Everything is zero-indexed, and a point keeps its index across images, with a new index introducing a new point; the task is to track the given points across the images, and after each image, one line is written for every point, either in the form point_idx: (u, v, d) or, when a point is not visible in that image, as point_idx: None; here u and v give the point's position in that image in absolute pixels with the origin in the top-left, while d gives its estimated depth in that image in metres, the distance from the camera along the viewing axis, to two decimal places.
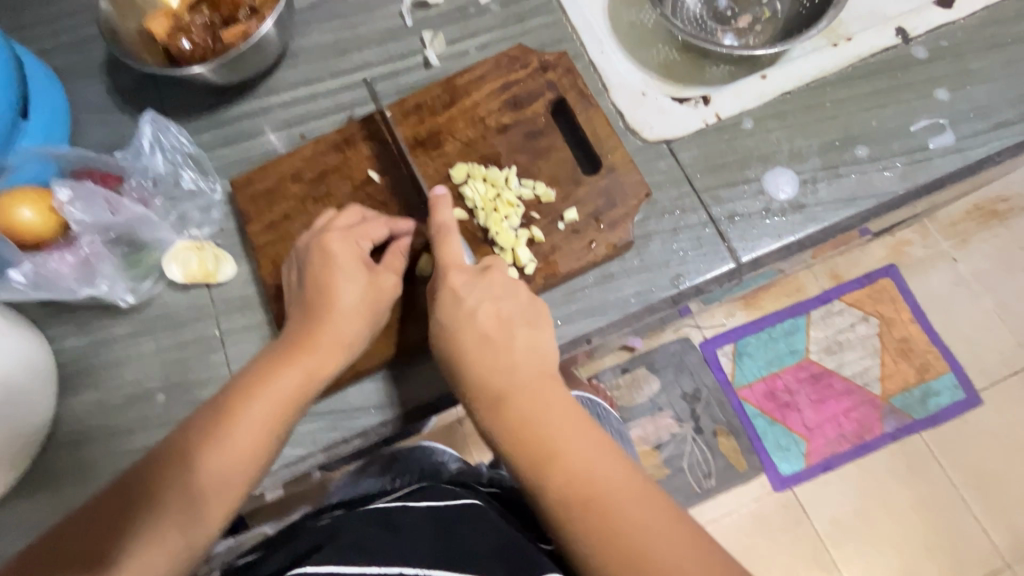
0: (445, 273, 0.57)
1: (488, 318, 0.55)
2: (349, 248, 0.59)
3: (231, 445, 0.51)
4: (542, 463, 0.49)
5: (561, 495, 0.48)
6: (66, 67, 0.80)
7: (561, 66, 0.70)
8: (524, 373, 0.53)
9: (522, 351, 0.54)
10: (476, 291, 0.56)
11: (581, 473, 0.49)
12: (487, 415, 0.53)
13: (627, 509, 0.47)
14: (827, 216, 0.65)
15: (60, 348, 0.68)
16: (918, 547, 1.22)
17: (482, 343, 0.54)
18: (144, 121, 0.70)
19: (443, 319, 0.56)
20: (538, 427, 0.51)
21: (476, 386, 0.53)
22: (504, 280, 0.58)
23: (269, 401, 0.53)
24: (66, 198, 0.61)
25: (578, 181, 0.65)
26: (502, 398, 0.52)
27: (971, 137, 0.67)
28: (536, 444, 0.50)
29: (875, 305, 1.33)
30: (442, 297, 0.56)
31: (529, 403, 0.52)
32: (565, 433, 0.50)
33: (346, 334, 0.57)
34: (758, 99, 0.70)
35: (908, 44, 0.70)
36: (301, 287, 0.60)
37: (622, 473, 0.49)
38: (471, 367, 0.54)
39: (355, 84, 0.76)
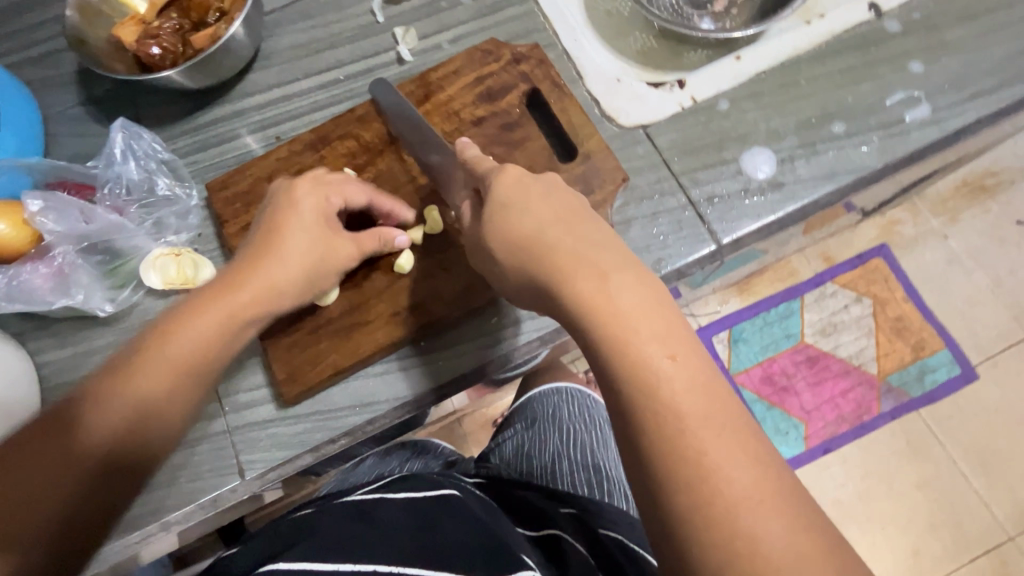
0: (502, 175, 0.52)
1: (568, 217, 0.50)
2: (317, 200, 0.58)
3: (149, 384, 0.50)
4: (633, 354, 0.42)
5: (659, 403, 0.41)
6: (38, 80, 0.79)
7: (534, 56, 0.69)
8: (619, 262, 0.46)
9: (615, 248, 0.48)
10: (547, 191, 0.51)
11: (685, 378, 0.42)
12: (573, 298, 0.45)
13: (727, 438, 0.40)
14: (806, 194, 0.65)
15: (41, 361, 0.67)
16: (918, 523, 1.22)
17: (566, 233, 0.48)
18: (114, 129, 0.69)
19: (501, 220, 0.50)
20: (632, 319, 0.43)
21: (560, 268, 0.47)
22: (567, 192, 0.52)
23: (192, 343, 0.52)
24: (38, 209, 0.61)
25: (555, 169, 0.65)
26: (595, 281, 0.45)
27: (947, 108, 0.66)
28: (630, 339, 0.43)
29: (867, 284, 1.33)
30: (500, 198, 0.51)
31: (627, 290, 0.45)
32: (668, 331, 0.43)
33: (287, 281, 0.56)
34: (734, 80, 0.69)
35: (882, 19, 0.70)
36: (258, 229, 0.59)
37: (709, 397, 0.42)
38: (551, 251, 0.48)
39: (329, 83, 0.75)
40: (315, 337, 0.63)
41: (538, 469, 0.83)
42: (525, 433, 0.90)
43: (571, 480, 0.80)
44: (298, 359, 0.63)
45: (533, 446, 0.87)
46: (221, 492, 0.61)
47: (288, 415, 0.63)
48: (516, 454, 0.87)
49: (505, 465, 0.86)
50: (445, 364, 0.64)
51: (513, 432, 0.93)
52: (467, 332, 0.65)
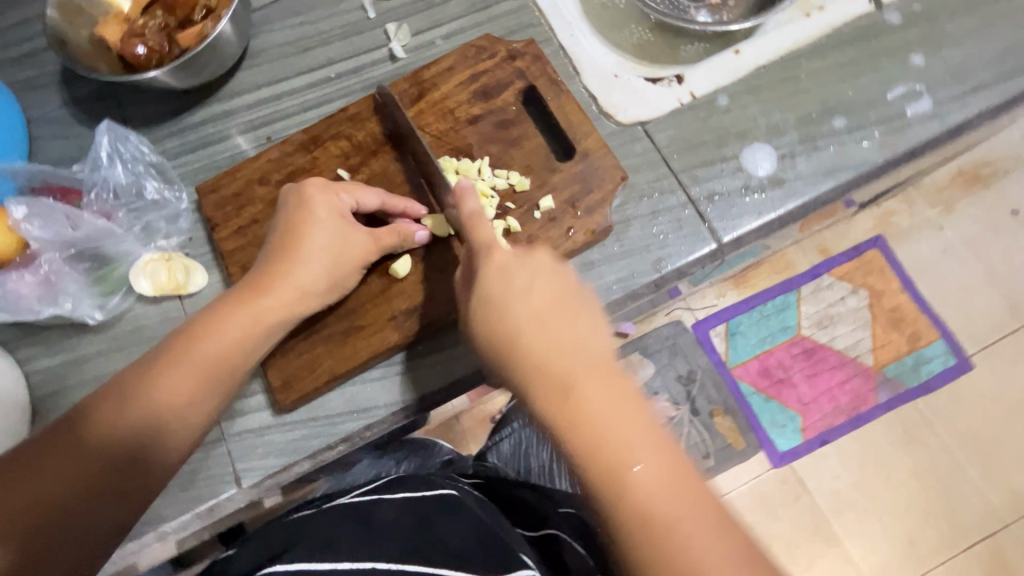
0: (486, 262, 0.53)
1: (542, 311, 0.51)
2: (331, 202, 0.60)
3: (170, 395, 0.53)
4: (605, 466, 0.45)
5: (628, 510, 0.44)
6: (20, 80, 0.77)
7: (529, 52, 0.68)
8: (590, 366, 0.48)
9: (585, 348, 0.49)
10: (525, 281, 0.52)
11: (655, 481, 0.45)
12: (550, 410, 0.47)
13: (699, 536, 0.43)
14: (806, 190, 0.64)
15: (30, 370, 0.66)
16: (916, 513, 1.23)
17: (541, 332, 0.50)
18: (99, 131, 0.67)
19: (485, 316, 0.51)
20: (606, 428, 0.46)
21: (535, 378, 0.48)
22: (548, 272, 0.53)
23: (215, 348, 0.55)
24: (22, 215, 0.60)
25: (553, 169, 0.64)
26: (567, 390, 0.47)
27: (948, 102, 0.66)
28: (601, 451, 0.45)
29: (863, 276, 1.33)
30: (483, 288, 0.52)
31: (598, 399, 0.47)
32: (638, 435, 0.46)
33: (312, 281, 0.58)
34: (733, 75, 0.68)
35: (882, 11, 0.69)
36: (276, 232, 0.60)
37: (679, 488, 0.45)
38: (526, 362, 0.49)
39: (321, 81, 0.74)
40: (312, 343, 0.62)
41: (536, 467, 0.83)
42: (524, 430, 0.89)
43: (569, 479, 0.80)
44: (293, 366, 0.61)
45: (531, 444, 0.86)
46: (217, 502, 0.60)
47: (285, 422, 0.62)
48: (514, 452, 0.87)
49: (502, 463, 0.86)
50: (443, 368, 0.63)
51: (509, 429, 0.92)
52: (466, 335, 0.64)
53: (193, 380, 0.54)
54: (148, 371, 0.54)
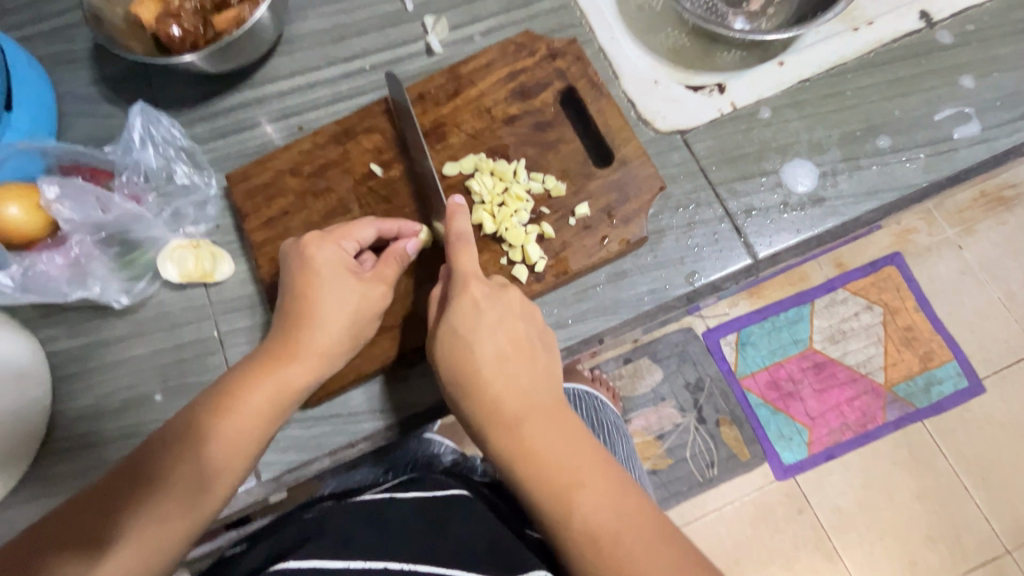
0: (461, 296, 0.53)
1: (505, 351, 0.52)
2: (333, 255, 0.57)
3: (218, 441, 0.53)
4: (553, 493, 0.48)
5: (576, 535, 0.46)
6: (51, 56, 0.76)
7: (571, 53, 0.67)
8: (533, 401, 0.51)
9: (537, 382, 0.52)
10: (492, 316, 0.53)
11: (603, 514, 0.47)
12: (521, 438, 0.50)
13: (644, 552, 0.45)
14: (847, 210, 0.63)
15: (53, 350, 0.66)
16: (920, 534, 1.22)
17: (497, 373, 0.51)
18: (133, 113, 0.66)
19: (446, 346, 0.53)
20: (550, 462, 0.48)
21: (486, 415, 0.51)
22: (516, 311, 0.54)
23: (241, 414, 0.53)
24: (53, 196, 0.58)
25: (590, 175, 0.63)
26: (511, 430, 0.50)
27: (997, 127, 0.64)
28: (549, 477, 0.48)
29: (878, 293, 1.32)
30: (450, 323, 0.53)
31: (541, 433, 0.50)
32: (579, 467, 0.48)
33: (333, 342, 0.56)
34: (776, 87, 0.67)
35: (932, 29, 0.67)
36: (284, 290, 0.58)
37: (619, 504, 0.47)
38: (480, 393, 0.51)
39: (355, 73, 0.73)
40: None
41: None
42: None
43: None
44: None
45: None
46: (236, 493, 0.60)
47: (307, 417, 0.62)
48: None
49: None
50: None
51: None
52: None
53: (236, 433, 0.53)
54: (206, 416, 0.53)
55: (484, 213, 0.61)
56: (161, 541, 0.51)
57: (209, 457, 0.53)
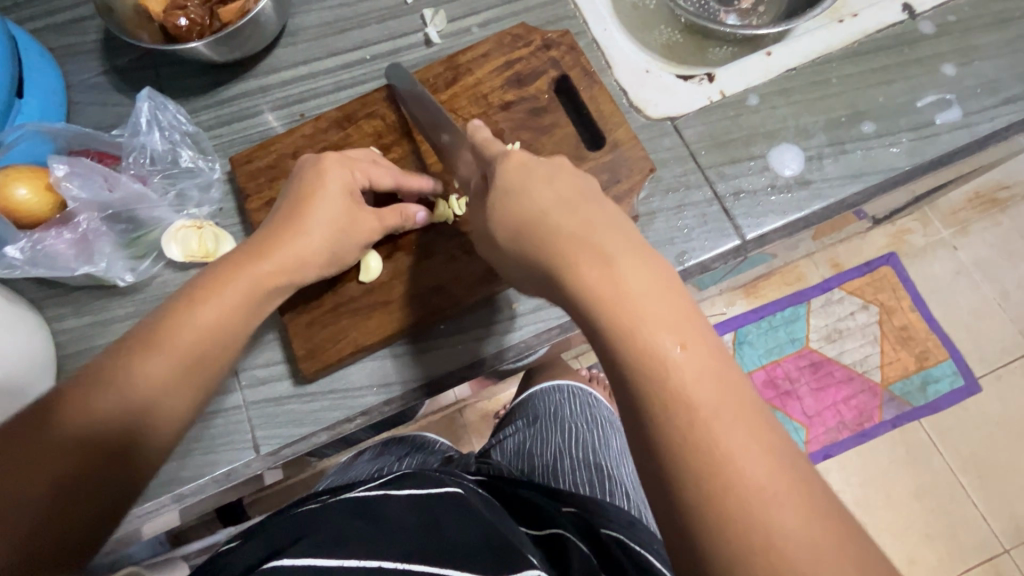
0: (507, 159, 0.48)
1: (567, 197, 0.45)
2: (342, 177, 0.58)
3: (169, 357, 0.49)
4: (647, 346, 0.38)
5: (667, 396, 0.37)
6: (61, 47, 0.78)
7: (564, 42, 0.69)
8: (626, 246, 0.42)
9: (618, 228, 0.43)
10: (545, 174, 0.47)
11: (696, 376, 0.37)
12: (577, 281, 0.41)
13: (741, 420, 0.36)
14: (833, 193, 0.64)
15: (58, 329, 0.67)
16: (915, 530, 1.22)
17: (568, 214, 0.44)
18: (140, 98, 0.68)
19: (502, 203, 0.47)
20: (639, 311, 0.39)
21: (563, 250, 0.42)
22: (572, 172, 0.48)
23: (197, 324, 0.51)
24: (62, 173, 0.60)
25: (582, 157, 0.65)
26: (606, 268, 0.41)
27: (979, 113, 0.66)
28: (635, 330, 0.38)
29: (874, 292, 1.33)
30: (501, 182, 0.47)
31: (636, 275, 0.40)
32: (654, 321, 0.39)
33: (311, 253, 0.56)
34: (764, 76, 0.69)
35: (915, 20, 0.69)
36: (286, 199, 0.58)
37: (703, 366, 0.37)
38: (560, 237, 0.43)
39: (355, 62, 0.75)
40: (337, 314, 0.63)
41: (540, 464, 0.81)
42: (528, 430, 0.88)
43: (572, 478, 0.76)
44: (317, 339, 0.62)
45: (534, 442, 0.85)
46: (234, 466, 0.61)
47: (305, 393, 0.63)
48: (517, 450, 0.86)
49: (505, 461, 0.84)
50: (462, 349, 0.64)
51: (514, 427, 0.92)
52: (487, 321, 0.65)
53: (185, 344, 0.50)
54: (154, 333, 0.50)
55: None
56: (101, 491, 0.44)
57: (160, 377, 0.48)
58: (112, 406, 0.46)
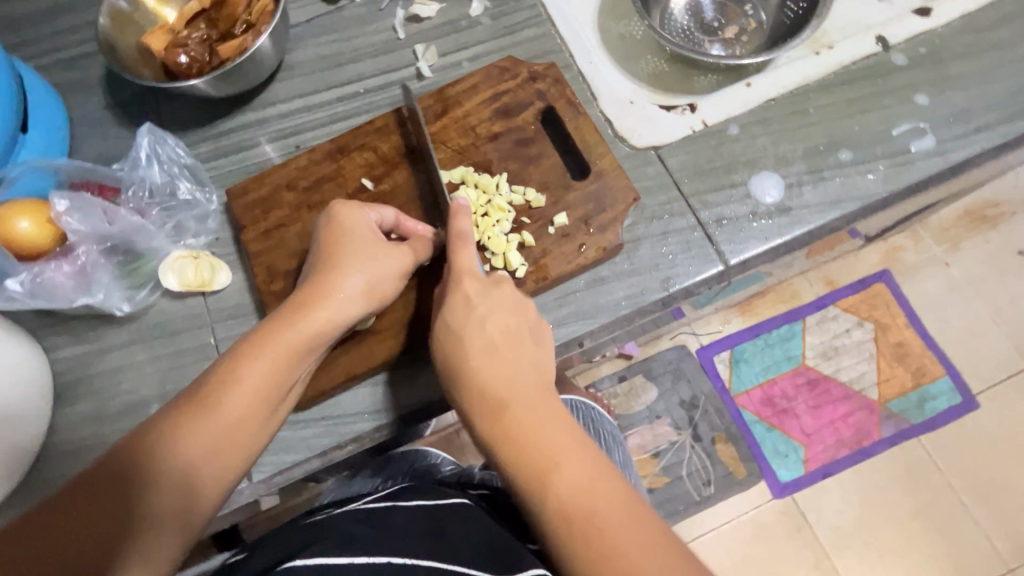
0: (451, 292, 0.56)
1: (489, 336, 0.54)
2: (359, 219, 0.61)
3: (219, 422, 0.51)
4: (534, 478, 0.47)
5: (553, 511, 0.46)
6: (66, 83, 0.81)
7: (550, 76, 0.71)
8: (522, 386, 0.51)
9: (525, 369, 0.53)
10: (480, 310, 0.55)
11: (580, 488, 0.46)
12: (480, 424, 0.51)
13: (620, 535, 0.44)
14: (813, 219, 0.66)
15: (56, 358, 0.68)
16: (917, 551, 1.21)
17: (482, 356, 0.53)
18: (140, 133, 0.71)
19: (438, 335, 0.55)
20: (531, 439, 0.49)
21: (472, 399, 0.52)
22: (506, 304, 0.56)
23: (246, 383, 0.53)
24: (63, 208, 0.62)
25: (567, 187, 0.67)
26: (498, 408, 0.50)
27: (952, 140, 0.68)
28: (528, 458, 0.48)
29: (868, 309, 1.34)
30: (442, 314, 0.56)
31: (527, 411, 0.50)
32: (558, 450, 0.48)
33: (354, 293, 0.58)
34: (744, 106, 0.71)
35: (889, 52, 0.72)
36: (313, 254, 0.61)
37: (585, 479, 0.47)
38: (468, 378, 0.52)
39: (350, 96, 0.78)
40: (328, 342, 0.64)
41: None
42: None
43: None
44: None
45: None
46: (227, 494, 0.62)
47: (297, 420, 0.64)
48: None
49: (508, 473, 0.86)
50: None
51: None
52: None
53: (229, 409, 0.52)
54: (206, 391, 0.52)
55: None
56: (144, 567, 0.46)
57: (207, 443, 0.50)
58: (165, 461, 0.49)
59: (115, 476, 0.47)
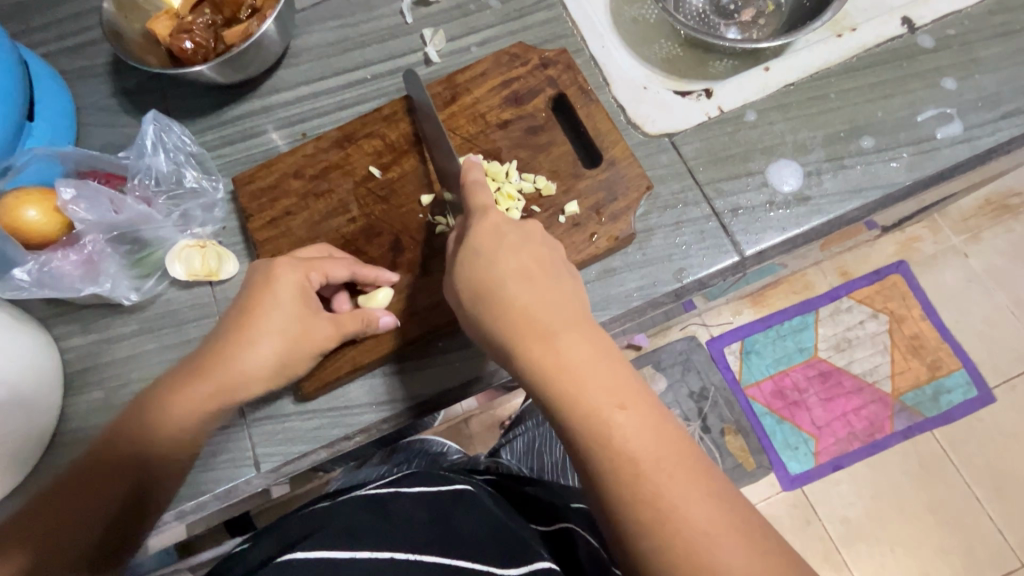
0: (481, 221, 0.53)
1: (529, 267, 0.51)
2: (292, 284, 0.58)
3: (196, 395, 0.55)
4: (587, 411, 0.45)
5: (611, 448, 0.44)
6: (72, 70, 0.80)
7: (561, 61, 0.69)
8: (568, 320, 0.48)
9: (571, 305, 0.49)
10: (514, 239, 0.52)
11: (634, 427, 0.44)
12: (523, 357, 0.47)
13: (676, 472, 0.43)
14: (832, 208, 0.64)
15: (66, 347, 0.69)
16: (930, 545, 1.20)
17: (522, 286, 0.49)
18: (146, 120, 0.69)
19: (470, 264, 0.51)
20: (579, 374, 0.46)
21: (513, 329, 0.48)
22: (538, 237, 0.53)
23: (211, 377, 0.55)
24: (70, 197, 0.62)
25: (578, 175, 0.65)
26: (542, 342, 0.47)
27: (980, 127, 0.66)
28: (582, 398, 0.45)
29: (883, 300, 1.32)
30: (471, 242, 0.52)
31: (575, 347, 0.47)
32: (609, 385, 0.46)
33: (266, 365, 0.57)
34: (762, 92, 0.69)
35: (915, 34, 0.69)
36: (237, 301, 0.59)
37: (637, 417, 0.45)
38: (510, 310, 0.49)
39: (357, 82, 0.76)
40: None
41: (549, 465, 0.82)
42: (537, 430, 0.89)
43: None
44: (316, 357, 0.63)
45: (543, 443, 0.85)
46: (235, 484, 0.62)
47: (303, 411, 0.64)
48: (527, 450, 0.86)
49: (514, 461, 0.85)
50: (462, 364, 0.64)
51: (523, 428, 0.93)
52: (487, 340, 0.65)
53: (204, 400, 0.55)
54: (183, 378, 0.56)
55: None
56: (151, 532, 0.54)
57: (181, 419, 0.54)
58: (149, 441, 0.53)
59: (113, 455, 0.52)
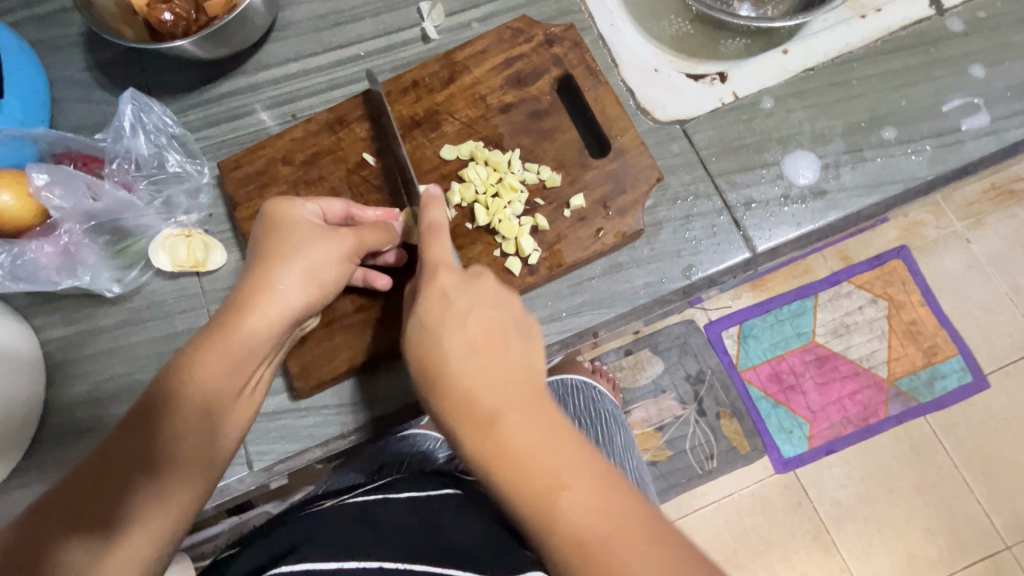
0: (428, 276, 0.48)
1: (467, 328, 0.45)
2: (297, 212, 0.57)
3: (217, 355, 0.52)
4: (531, 498, 0.39)
5: (559, 539, 0.38)
6: (43, 41, 0.75)
7: (568, 39, 0.65)
8: (507, 390, 0.43)
9: (511, 370, 0.43)
10: (454, 292, 0.47)
11: (584, 511, 0.39)
12: (462, 436, 0.43)
13: (635, 561, 0.37)
14: (849, 204, 0.61)
15: (47, 339, 0.66)
16: (919, 529, 1.21)
17: (458, 353, 0.44)
18: (124, 99, 0.65)
19: (410, 323, 0.47)
20: (521, 454, 0.40)
21: (449, 406, 0.43)
22: (485, 286, 0.48)
23: (239, 330, 0.53)
24: (42, 182, 0.58)
25: (585, 165, 0.62)
26: (477, 417, 0.42)
27: (1007, 119, 0.62)
28: (523, 474, 0.40)
29: (884, 286, 1.30)
30: (414, 297, 0.48)
31: (514, 424, 0.41)
32: (556, 465, 0.40)
33: (295, 291, 0.54)
34: (780, 77, 0.65)
35: (943, 16, 0.65)
36: (249, 248, 0.57)
37: (588, 497, 0.39)
38: (445, 381, 0.44)
39: (349, 60, 0.71)
40: (331, 332, 0.61)
41: None
42: None
43: None
44: (310, 354, 0.61)
45: None
46: (228, 483, 0.60)
47: (298, 408, 0.62)
48: None
49: None
50: None
51: None
52: None
53: (232, 349, 0.52)
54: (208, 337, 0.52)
55: (477, 204, 0.60)
56: (176, 506, 0.47)
57: (211, 384, 0.51)
58: (177, 407, 0.50)
59: (141, 424, 0.49)
